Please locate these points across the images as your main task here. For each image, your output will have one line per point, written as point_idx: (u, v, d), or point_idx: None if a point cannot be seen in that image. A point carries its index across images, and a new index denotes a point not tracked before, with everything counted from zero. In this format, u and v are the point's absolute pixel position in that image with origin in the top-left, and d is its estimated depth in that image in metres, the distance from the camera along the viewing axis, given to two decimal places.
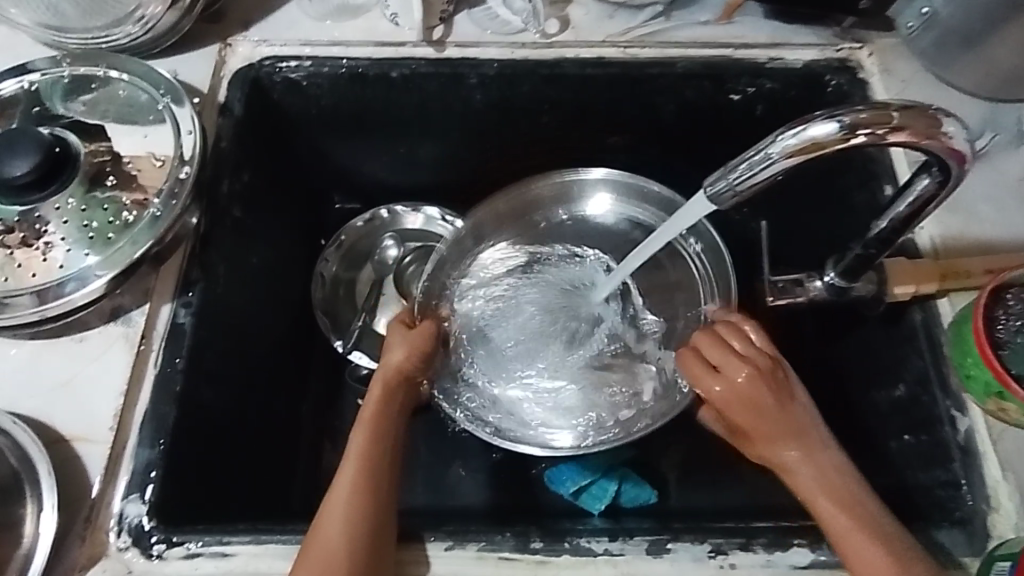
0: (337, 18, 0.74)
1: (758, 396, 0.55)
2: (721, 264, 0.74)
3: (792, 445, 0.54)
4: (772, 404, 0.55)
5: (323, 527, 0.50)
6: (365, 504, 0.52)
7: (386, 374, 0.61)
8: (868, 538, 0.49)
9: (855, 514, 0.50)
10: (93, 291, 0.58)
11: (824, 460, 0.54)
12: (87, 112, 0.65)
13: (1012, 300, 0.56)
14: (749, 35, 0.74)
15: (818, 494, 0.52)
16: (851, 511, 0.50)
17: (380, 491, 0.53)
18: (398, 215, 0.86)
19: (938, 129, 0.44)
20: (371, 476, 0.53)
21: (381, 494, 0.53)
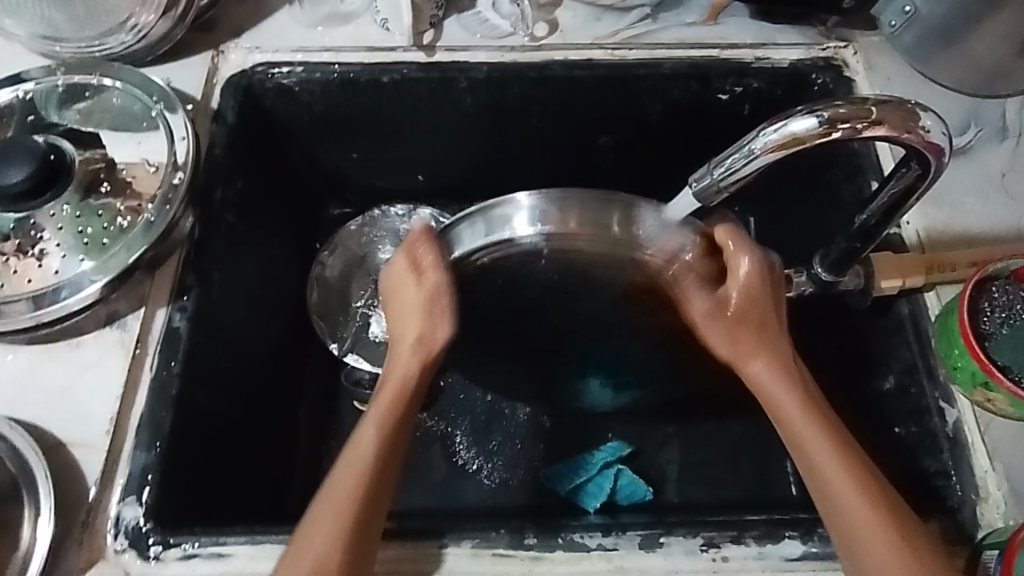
0: (328, 25, 0.75)
1: (769, 312, 0.55)
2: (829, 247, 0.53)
3: (765, 357, 0.55)
4: (775, 322, 0.55)
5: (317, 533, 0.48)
6: (361, 519, 0.49)
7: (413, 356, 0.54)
8: (846, 454, 0.50)
9: (833, 433, 0.51)
10: (88, 297, 0.58)
11: (795, 376, 0.54)
12: (81, 121, 0.66)
13: (996, 291, 0.57)
14: (734, 35, 0.75)
15: (788, 411, 0.53)
16: (824, 425, 0.52)
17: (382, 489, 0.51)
18: (390, 215, 0.87)
19: (914, 123, 0.45)
20: (375, 489, 0.50)
21: (379, 493, 0.50)
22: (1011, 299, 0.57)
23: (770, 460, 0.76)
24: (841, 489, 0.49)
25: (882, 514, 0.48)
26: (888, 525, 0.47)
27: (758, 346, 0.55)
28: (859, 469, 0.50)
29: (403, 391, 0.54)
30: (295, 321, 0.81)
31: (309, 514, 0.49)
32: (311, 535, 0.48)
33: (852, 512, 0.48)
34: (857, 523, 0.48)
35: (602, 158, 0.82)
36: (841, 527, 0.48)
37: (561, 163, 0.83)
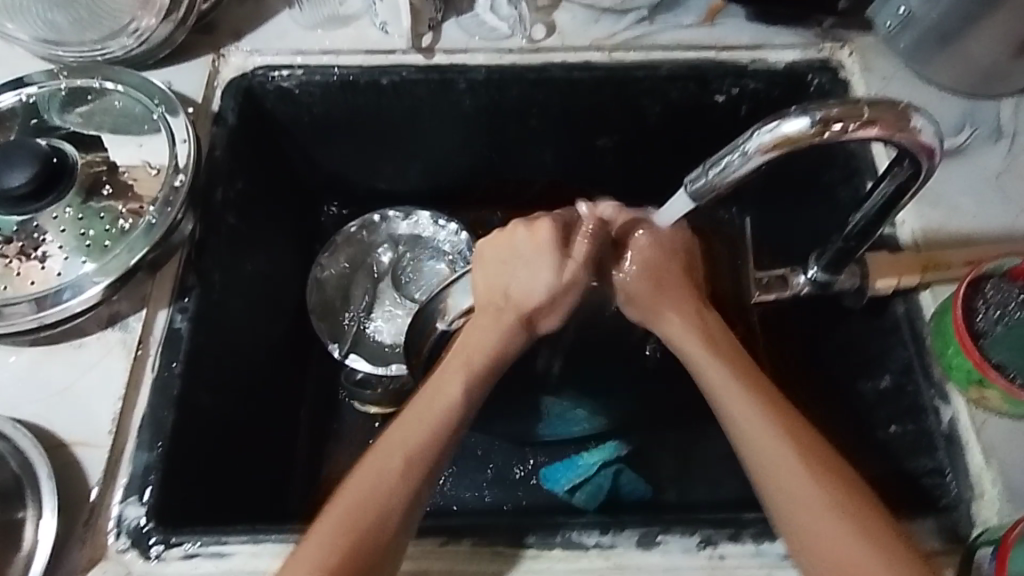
0: (328, 27, 0.76)
1: (674, 277, 0.58)
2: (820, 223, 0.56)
3: (671, 312, 0.57)
4: (688, 288, 0.58)
5: (354, 491, 0.49)
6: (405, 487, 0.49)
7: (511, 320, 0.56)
8: (766, 399, 0.52)
9: (747, 381, 0.53)
10: (90, 298, 0.59)
11: (699, 326, 0.56)
12: (82, 124, 0.67)
13: (990, 289, 0.58)
14: (731, 37, 0.76)
15: (700, 361, 0.55)
16: (748, 379, 0.53)
17: (449, 441, 0.52)
18: (389, 220, 0.86)
19: (907, 124, 0.45)
20: (419, 457, 0.51)
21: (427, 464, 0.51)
22: (1006, 297, 0.57)
23: None
24: (765, 434, 0.50)
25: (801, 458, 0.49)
26: (815, 473, 0.49)
27: (664, 298, 0.57)
28: (783, 417, 0.51)
29: (483, 350, 0.55)
30: (296, 322, 0.81)
31: (354, 470, 0.50)
32: (354, 483, 0.50)
33: (771, 455, 0.50)
34: (805, 520, 0.48)
35: (601, 159, 0.83)
36: (761, 470, 0.50)
37: (560, 163, 0.83)
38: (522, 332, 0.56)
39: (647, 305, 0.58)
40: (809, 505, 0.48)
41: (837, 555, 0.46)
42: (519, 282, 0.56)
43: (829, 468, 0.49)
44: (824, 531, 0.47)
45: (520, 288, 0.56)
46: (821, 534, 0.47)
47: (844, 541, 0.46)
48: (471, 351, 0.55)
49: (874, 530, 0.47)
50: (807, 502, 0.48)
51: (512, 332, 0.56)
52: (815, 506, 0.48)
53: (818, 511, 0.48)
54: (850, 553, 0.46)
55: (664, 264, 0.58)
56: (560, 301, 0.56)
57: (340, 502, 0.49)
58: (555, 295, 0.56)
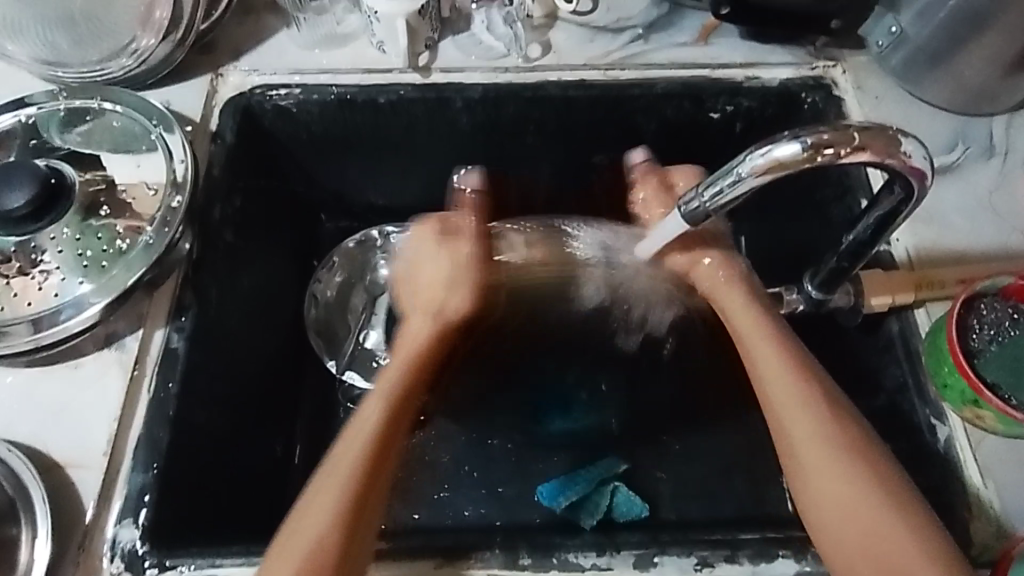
0: (326, 47, 0.77)
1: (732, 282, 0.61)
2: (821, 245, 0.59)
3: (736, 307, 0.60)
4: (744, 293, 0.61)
5: (333, 472, 0.53)
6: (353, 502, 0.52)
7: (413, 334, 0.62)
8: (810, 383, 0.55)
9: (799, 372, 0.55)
10: (88, 318, 0.59)
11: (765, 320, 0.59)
12: (82, 143, 0.67)
13: (985, 308, 0.58)
14: (726, 55, 0.76)
15: (751, 342, 0.58)
16: (795, 366, 0.56)
17: (386, 450, 0.55)
18: (388, 236, 0.86)
19: (897, 148, 0.46)
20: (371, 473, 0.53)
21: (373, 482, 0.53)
22: (999, 316, 0.58)
23: (765, 476, 0.76)
24: (806, 413, 0.53)
25: (846, 443, 0.52)
26: (852, 457, 0.51)
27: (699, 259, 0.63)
28: (833, 400, 0.54)
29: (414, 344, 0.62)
30: (293, 339, 0.81)
31: (317, 478, 0.53)
32: (320, 488, 0.52)
33: (808, 434, 0.52)
34: (838, 519, 0.50)
35: (597, 176, 0.84)
36: (795, 441, 0.53)
37: (557, 180, 0.84)
38: (432, 319, 0.64)
39: (709, 288, 0.63)
40: (844, 486, 0.50)
41: (865, 537, 0.49)
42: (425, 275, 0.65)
43: (871, 456, 0.51)
44: (860, 509, 0.49)
45: (421, 283, 0.65)
46: (848, 508, 0.50)
47: (878, 517, 0.49)
48: (409, 347, 0.62)
49: (909, 519, 0.48)
50: (843, 481, 0.50)
51: (426, 326, 0.63)
52: (848, 485, 0.50)
53: (852, 490, 0.50)
54: (887, 534, 0.48)
55: (720, 257, 0.63)
56: (458, 287, 0.65)
57: (321, 486, 0.52)
58: (449, 278, 0.64)
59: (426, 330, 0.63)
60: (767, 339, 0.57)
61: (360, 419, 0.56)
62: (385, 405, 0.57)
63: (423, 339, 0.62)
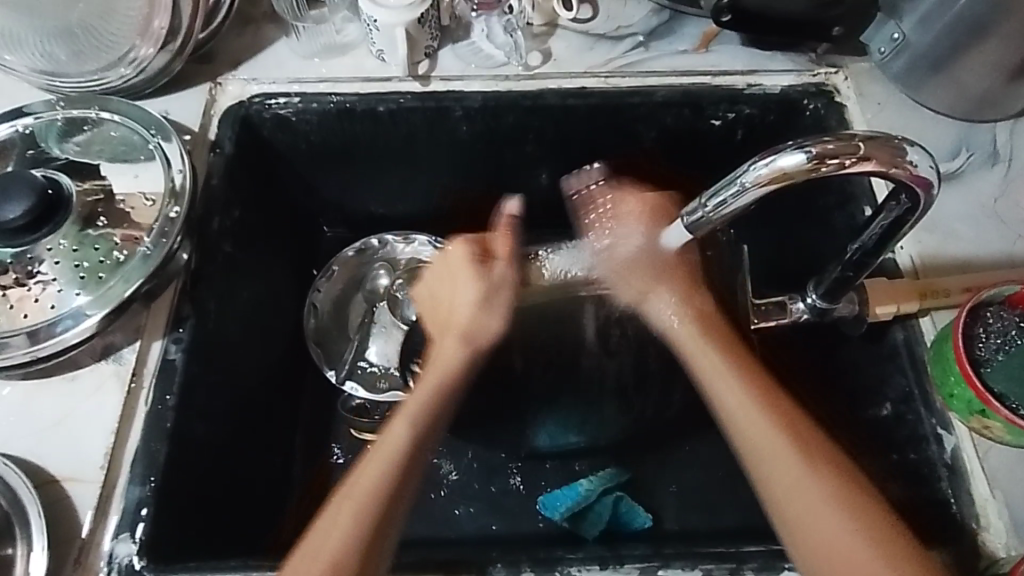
0: (325, 56, 0.76)
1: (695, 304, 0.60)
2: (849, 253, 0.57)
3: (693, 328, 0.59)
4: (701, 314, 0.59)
5: (350, 493, 0.52)
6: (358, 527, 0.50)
7: (445, 363, 0.59)
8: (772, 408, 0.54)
9: (761, 397, 0.54)
10: (85, 330, 0.58)
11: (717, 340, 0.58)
12: (80, 153, 0.66)
13: (990, 316, 0.58)
14: (726, 63, 0.76)
15: (710, 371, 0.56)
16: (756, 392, 0.55)
17: (404, 476, 0.53)
18: (388, 244, 0.86)
19: (902, 158, 0.45)
20: (382, 501, 0.52)
21: (383, 510, 0.52)
22: (1006, 325, 0.57)
23: None
24: (769, 442, 0.52)
25: (811, 467, 0.51)
26: (820, 481, 0.50)
27: (657, 288, 0.60)
28: (796, 424, 0.53)
29: (445, 370, 0.59)
30: (292, 349, 0.81)
31: (326, 507, 0.52)
32: (329, 517, 0.51)
33: (775, 463, 0.51)
34: (818, 545, 0.49)
35: None
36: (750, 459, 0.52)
37: (557, 188, 0.83)
38: (462, 344, 0.60)
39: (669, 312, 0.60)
40: (815, 512, 0.50)
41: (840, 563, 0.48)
42: (456, 299, 0.62)
43: (843, 476, 0.51)
44: (832, 535, 0.49)
45: (449, 307, 0.62)
46: (818, 534, 0.49)
47: (851, 540, 0.48)
48: (437, 371, 0.59)
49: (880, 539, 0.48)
50: (815, 508, 0.50)
51: (455, 351, 0.60)
52: (821, 510, 0.49)
53: (823, 516, 0.49)
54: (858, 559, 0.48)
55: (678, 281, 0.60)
56: (491, 311, 0.61)
57: (340, 506, 0.52)
58: (483, 304, 0.61)
59: (457, 354, 0.60)
60: (722, 359, 0.56)
61: (374, 448, 0.54)
62: (413, 424, 0.55)
63: (452, 363, 0.59)
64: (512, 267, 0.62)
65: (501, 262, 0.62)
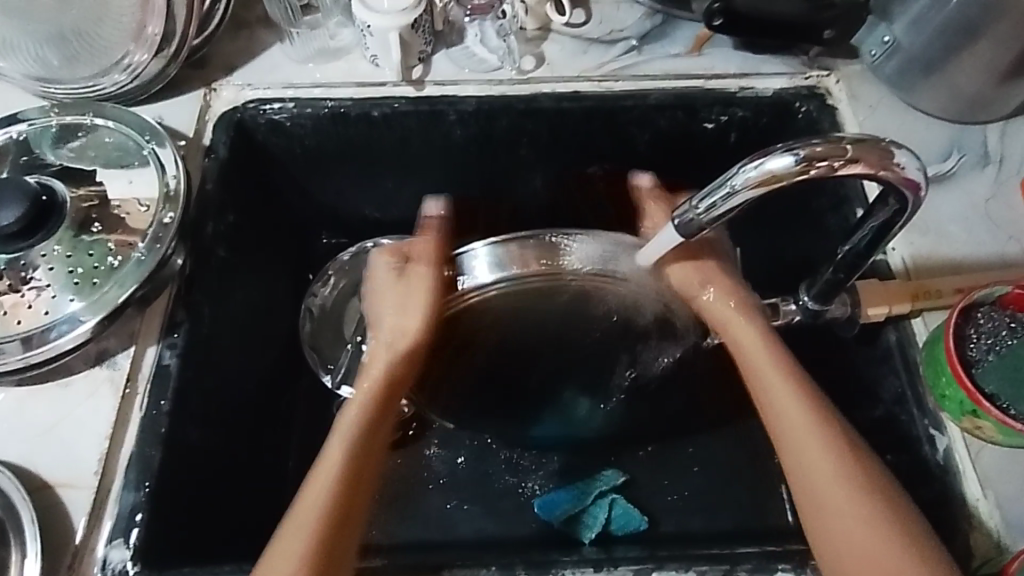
0: (319, 61, 0.76)
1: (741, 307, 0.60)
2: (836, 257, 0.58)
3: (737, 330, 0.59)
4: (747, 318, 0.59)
5: (304, 507, 0.52)
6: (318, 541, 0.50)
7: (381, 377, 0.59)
8: (813, 407, 0.53)
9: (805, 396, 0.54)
10: (80, 335, 0.58)
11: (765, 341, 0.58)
12: (75, 159, 0.67)
13: (982, 317, 0.58)
14: (719, 66, 0.76)
15: (758, 369, 0.56)
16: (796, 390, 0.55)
17: (358, 488, 0.54)
18: (385, 247, 0.85)
19: (890, 161, 0.46)
20: (342, 512, 0.52)
21: (341, 523, 0.52)
22: (997, 325, 0.58)
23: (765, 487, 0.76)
24: (809, 440, 0.52)
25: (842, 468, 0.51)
26: (851, 484, 0.50)
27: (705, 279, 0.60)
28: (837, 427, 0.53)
29: (383, 380, 0.59)
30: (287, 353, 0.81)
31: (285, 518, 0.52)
32: (289, 528, 0.51)
33: (815, 463, 0.51)
34: (844, 541, 0.49)
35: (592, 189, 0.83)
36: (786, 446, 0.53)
37: (552, 192, 0.84)
38: (397, 353, 0.60)
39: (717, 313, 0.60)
40: (843, 507, 0.50)
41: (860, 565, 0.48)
42: (382, 310, 0.60)
43: (874, 481, 0.50)
44: (856, 535, 0.49)
45: (376, 319, 0.60)
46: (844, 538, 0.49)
47: (882, 547, 0.48)
48: (374, 383, 0.59)
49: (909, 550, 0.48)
50: (840, 508, 0.50)
51: (389, 361, 0.59)
52: (850, 515, 0.49)
53: (851, 517, 0.49)
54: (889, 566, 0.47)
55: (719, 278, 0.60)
56: (425, 319, 0.59)
57: (291, 521, 0.52)
58: (404, 311, 0.59)
59: (386, 364, 0.59)
60: (770, 359, 0.56)
61: (330, 459, 0.55)
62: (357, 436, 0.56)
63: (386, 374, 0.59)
64: (425, 267, 0.59)
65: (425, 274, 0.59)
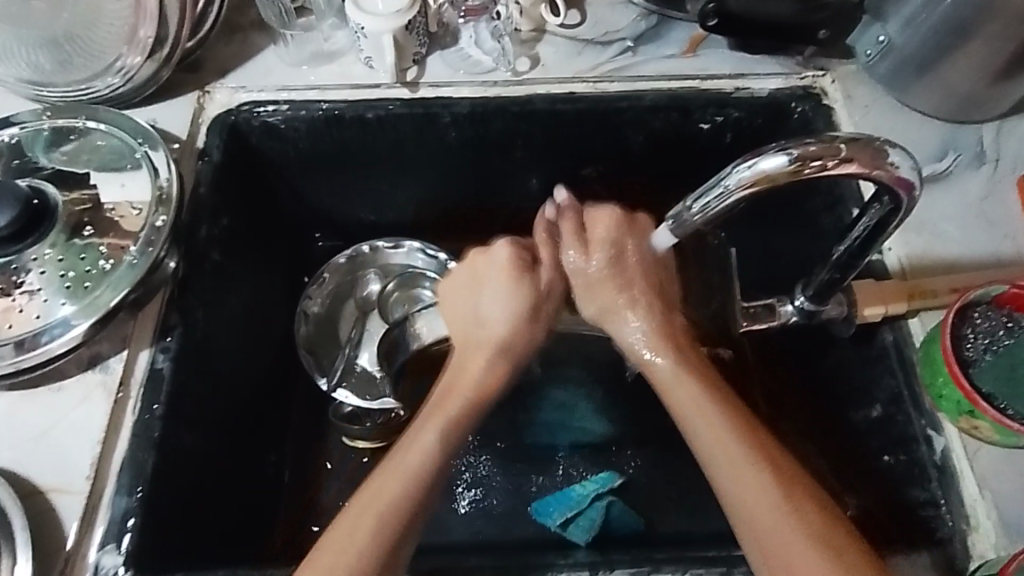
0: (313, 63, 0.76)
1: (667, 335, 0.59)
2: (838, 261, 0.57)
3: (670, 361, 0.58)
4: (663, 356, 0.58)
5: (367, 500, 0.51)
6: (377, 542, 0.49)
7: (461, 382, 0.60)
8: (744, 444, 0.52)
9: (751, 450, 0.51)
10: (72, 340, 0.58)
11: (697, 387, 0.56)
12: (68, 162, 0.66)
13: (978, 316, 0.58)
14: (714, 66, 0.76)
15: (696, 421, 0.54)
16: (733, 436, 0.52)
17: (427, 490, 0.52)
18: (381, 251, 0.85)
19: (884, 160, 0.45)
20: (404, 516, 0.51)
21: (403, 533, 0.51)
22: (993, 325, 0.58)
23: None
24: (739, 474, 0.50)
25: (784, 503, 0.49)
26: (790, 513, 0.48)
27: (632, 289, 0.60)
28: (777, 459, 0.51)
29: (471, 381, 0.60)
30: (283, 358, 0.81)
31: (333, 524, 0.51)
32: (338, 526, 0.51)
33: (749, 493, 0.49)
34: None
35: (588, 191, 0.83)
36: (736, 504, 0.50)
37: (548, 193, 0.84)
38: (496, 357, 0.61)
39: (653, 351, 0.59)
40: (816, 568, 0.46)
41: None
42: (488, 307, 0.62)
43: (807, 508, 0.48)
44: None
45: (481, 322, 0.62)
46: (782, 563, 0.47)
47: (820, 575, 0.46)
48: (463, 381, 0.60)
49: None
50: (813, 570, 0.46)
51: (488, 362, 0.60)
52: (783, 534, 0.47)
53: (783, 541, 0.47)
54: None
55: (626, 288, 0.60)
56: (515, 321, 0.61)
57: (348, 513, 0.51)
58: (511, 321, 0.61)
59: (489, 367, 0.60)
60: (710, 409, 0.54)
61: (391, 465, 0.53)
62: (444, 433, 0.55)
63: (480, 373, 0.60)
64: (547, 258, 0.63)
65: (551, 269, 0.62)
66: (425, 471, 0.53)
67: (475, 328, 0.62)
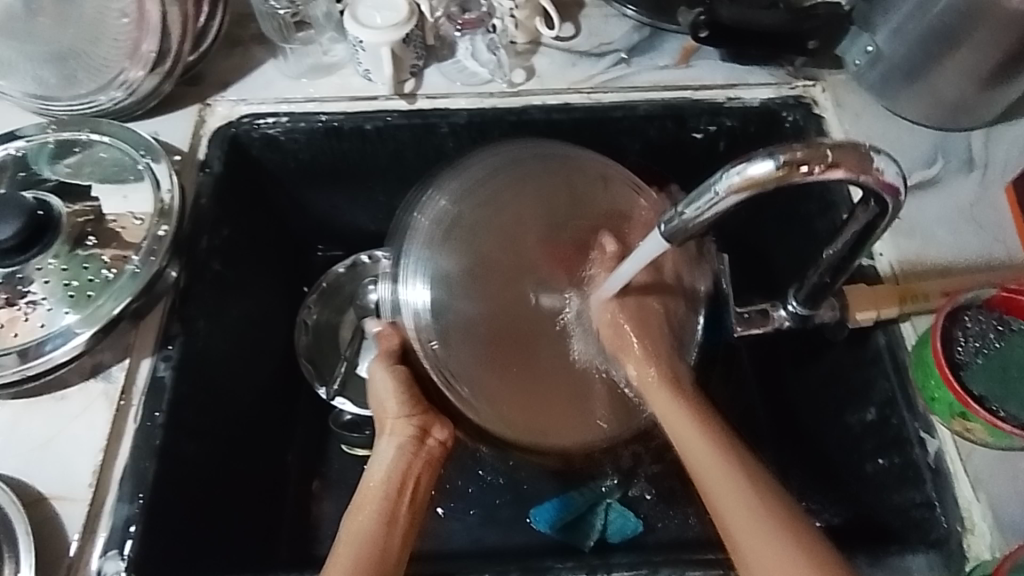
0: (313, 76, 0.77)
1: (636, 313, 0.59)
2: (836, 261, 0.57)
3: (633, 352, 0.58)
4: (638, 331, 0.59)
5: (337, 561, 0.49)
6: (393, 539, 0.51)
7: (386, 418, 0.58)
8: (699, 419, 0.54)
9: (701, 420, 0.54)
10: (74, 348, 0.59)
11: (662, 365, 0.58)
12: (71, 174, 0.67)
13: (969, 319, 0.59)
14: (706, 76, 0.77)
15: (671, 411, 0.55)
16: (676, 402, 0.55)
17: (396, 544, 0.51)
18: (379, 260, 0.87)
19: (869, 165, 0.47)
20: (388, 543, 0.51)
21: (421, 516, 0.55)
22: (983, 327, 0.58)
23: None
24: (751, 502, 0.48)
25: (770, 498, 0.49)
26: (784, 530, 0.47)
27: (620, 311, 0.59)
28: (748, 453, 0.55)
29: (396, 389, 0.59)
30: (283, 367, 0.82)
31: None
32: None
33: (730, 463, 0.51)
34: None
35: None
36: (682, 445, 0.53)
37: None
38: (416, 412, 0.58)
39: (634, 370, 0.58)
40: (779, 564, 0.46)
41: None
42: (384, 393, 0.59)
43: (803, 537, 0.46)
44: None
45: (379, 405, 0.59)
46: (732, 503, 0.48)
47: None
48: (387, 412, 0.58)
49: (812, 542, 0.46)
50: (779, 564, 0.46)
51: (404, 372, 0.59)
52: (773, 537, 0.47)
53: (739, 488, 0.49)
54: None
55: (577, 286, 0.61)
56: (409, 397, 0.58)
57: None
58: (408, 390, 0.59)
59: (409, 417, 0.57)
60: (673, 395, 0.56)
61: (350, 537, 0.50)
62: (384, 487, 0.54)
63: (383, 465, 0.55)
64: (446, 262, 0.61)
65: (417, 357, 0.60)
66: (392, 481, 0.54)
67: (379, 410, 0.59)
